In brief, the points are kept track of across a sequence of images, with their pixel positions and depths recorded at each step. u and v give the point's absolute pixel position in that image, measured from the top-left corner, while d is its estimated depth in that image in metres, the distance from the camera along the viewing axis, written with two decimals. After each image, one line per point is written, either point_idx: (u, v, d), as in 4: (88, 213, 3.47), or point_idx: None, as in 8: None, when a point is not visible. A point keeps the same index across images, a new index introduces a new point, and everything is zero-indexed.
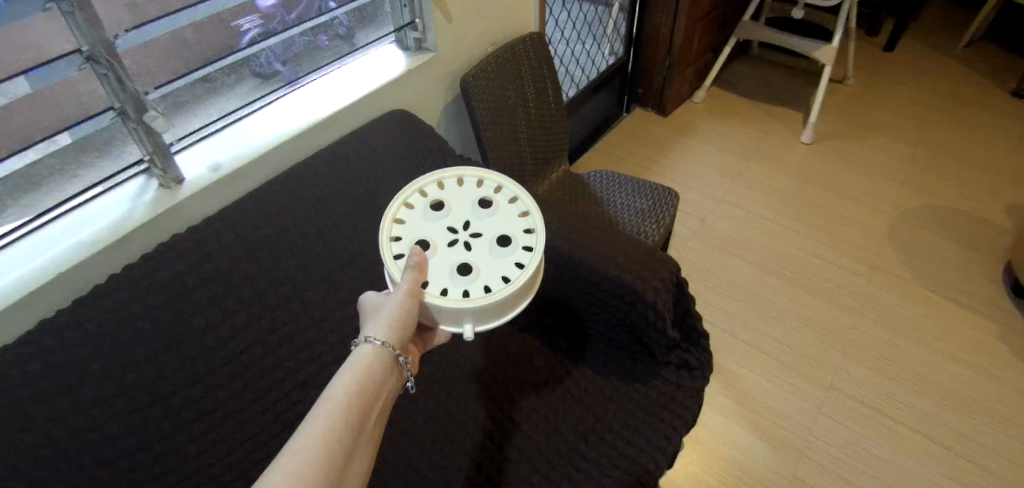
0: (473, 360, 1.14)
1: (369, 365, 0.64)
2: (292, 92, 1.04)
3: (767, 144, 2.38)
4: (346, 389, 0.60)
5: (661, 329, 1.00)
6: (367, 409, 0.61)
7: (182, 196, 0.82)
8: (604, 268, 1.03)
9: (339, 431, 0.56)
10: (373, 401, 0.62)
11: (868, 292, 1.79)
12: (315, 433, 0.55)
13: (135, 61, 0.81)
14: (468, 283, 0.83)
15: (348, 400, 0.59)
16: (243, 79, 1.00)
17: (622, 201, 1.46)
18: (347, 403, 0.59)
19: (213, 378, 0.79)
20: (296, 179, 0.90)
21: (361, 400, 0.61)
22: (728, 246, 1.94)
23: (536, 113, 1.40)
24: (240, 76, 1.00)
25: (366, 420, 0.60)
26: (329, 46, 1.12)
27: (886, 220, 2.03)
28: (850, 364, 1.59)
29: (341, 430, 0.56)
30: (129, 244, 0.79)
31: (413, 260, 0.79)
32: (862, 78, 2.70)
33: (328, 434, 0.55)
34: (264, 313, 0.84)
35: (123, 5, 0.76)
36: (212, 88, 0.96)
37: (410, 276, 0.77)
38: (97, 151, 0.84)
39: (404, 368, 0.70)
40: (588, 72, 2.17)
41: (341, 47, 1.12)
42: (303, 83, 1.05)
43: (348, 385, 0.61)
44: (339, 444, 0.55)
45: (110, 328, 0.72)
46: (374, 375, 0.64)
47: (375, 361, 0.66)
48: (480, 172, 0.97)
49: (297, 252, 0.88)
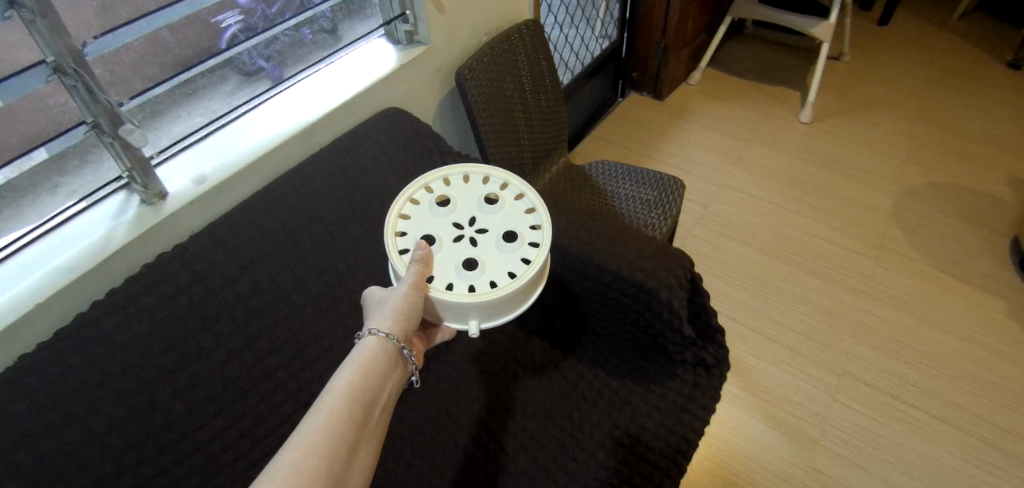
0: (482, 366, 1.08)
1: (372, 358, 0.64)
2: (279, 92, 0.98)
3: (767, 125, 2.33)
4: (351, 383, 0.60)
5: (676, 327, 0.96)
6: (371, 402, 0.60)
7: (166, 213, 0.77)
8: (614, 267, 0.99)
9: (344, 424, 0.56)
10: (378, 395, 0.62)
11: (877, 274, 1.76)
12: (320, 426, 0.55)
13: (106, 70, 0.74)
14: (474, 278, 0.80)
15: (351, 394, 0.59)
16: (226, 78, 0.96)
17: (626, 193, 1.41)
18: (351, 396, 0.59)
19: (210, 406, 0.74)
20: (288, 189, 0.85)
21: (365, 394, 0.60)
22: (733, 232, 1.90)
23: (533, 105, 1.35)
24: (222, 75, 0.95)
25: (371, 414, 0.60)
26: (313, 40, 1.07)
27: (891, 199, 1.99)
28: (862, 348, 1.56)
29: (345, 423, 0.56)
30: (112, 267, 0.73)
31: (419, 253, 0.77)
32: (859, 53, 2.66)
33: (332, 426, 0.55)
34: (261, 333, 0.79)
35: (93, 8, 0.69)
36: (196, 87, 0.92)
37: (414, 270, 0.75)
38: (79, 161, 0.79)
39: (408, 361, 0.70)
40: (582, 58, 2.11)
41: (325, 41, 1.08)
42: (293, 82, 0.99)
43: (352, 379, 0.61)
44: (343, 438, 0.55)
45: (97, 362, 0.67)
46: (378, 369, 0.64)
47: (378, 355, 0.66)
48: (487, 169, 0.94)
49: (293, 267, 0.82)
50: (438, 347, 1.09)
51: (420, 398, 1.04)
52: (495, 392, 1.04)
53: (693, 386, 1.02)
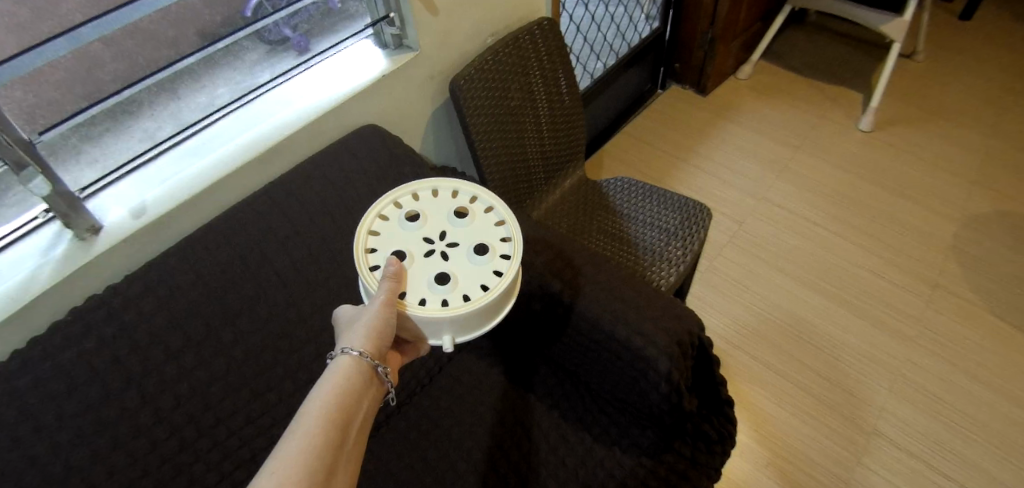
0: (458, 414, 0.97)
1: (347, 378, 0.58)
2: (286, 81, 0.94)
3: (820, 131, 2.08)
4: (325, 405, 0.54)
5: (675, 401, 0.84)
6: (347, 423, 0.55)
7: (96, 251, 0.70)
8: (610, 327, 0.86)
9: (319, 449, 0.50)
10: (355, 414, 0.56)
11: (926, 317, 1.55)
12: (291, 454, 0.49)
13: (30, 92, 0.70)
14: (446, 293, 0.69)
15: (326, 416, 0.53)
16: (252, 48, 0.95)
17: (644, 220, 1.26)
18: (325, 419, 0.53)
19: (135, 470, 0.66)
20: (234, 225, 0.78)
21: (338, 416, 0.54)
22: (768, 257, 1.72)
23: (545, 120, 1.21)
24: (250, 44, 0.95)
25: (348, 434, 0.54)
26: (342, 9, 1.01)
27: (954, 227, 1.75)
28: (898, 404, 1.39)
29: (320, 447, 0.50)
30: (35, 312, 0.67)
31: (391, 269, 0.66)
32: (933, 53, 2.35)
33: (307, 454, 0.49)
34: (195, 391, 0.71)
35: (5, 27, 0.64)
36: (222, 57, 0.92)
37: (385, 285, 0.65)
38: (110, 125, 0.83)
39: (385, 379, 0.63)
40: (617, 47, 1.92)
41: (354, 8, 1.02)
42: (301, 72, 0.95)
43: (325, 400, 0.55)
44: (318, 465, 0.49)
45: (6, 426, 0.61)
46: (353, 389, 0.57)
47: (352, 375, 0.58)
48: (455, 182, 0.81)
49: (234, 319, 0.75)
50: (413, 390, 0.99)
51: (386, 446, 0.94)
52: (471, 436, 0.94)
53: (691, 464, 0.89)
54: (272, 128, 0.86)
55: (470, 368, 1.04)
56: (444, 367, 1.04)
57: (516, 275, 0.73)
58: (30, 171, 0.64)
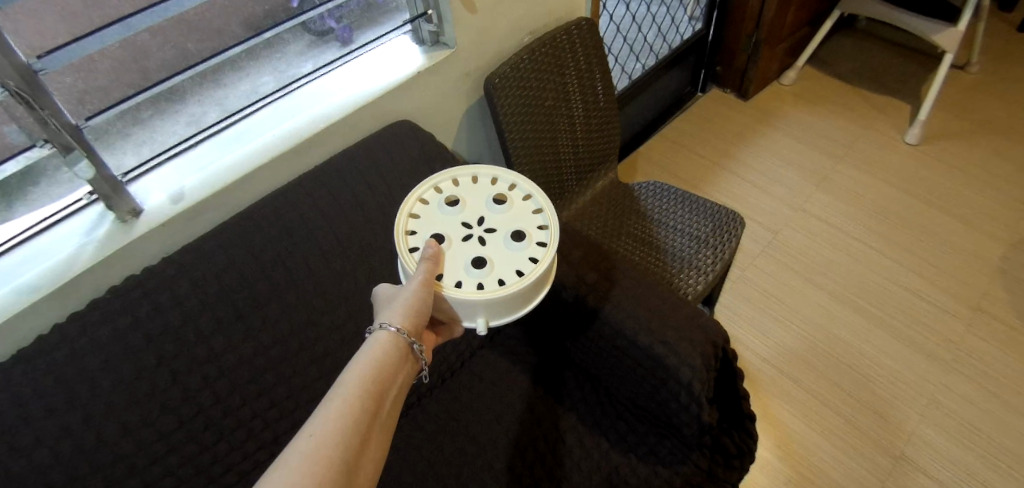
0: (473, 410, 0.98)
1: (385, 350, 0.57)
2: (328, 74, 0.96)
3: (866, 142, 2.00)
4: (364, 372, 0.54)
5: (695, 413, 0.82)
6: (384, 394, 0.54)
7: (135, 234, 0.74)
8: (632, 333, 0.85)
9: (357, 415, 0.50)
10: (391, 385, 0.56)
11: (965, 342, 1.47)
12: (330, 416, 0.49)
13: (79, 78, 0.74)
14: (481, 276, 0.68)
15: (364, 383, 0.53)
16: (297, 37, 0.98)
17: (675, 226, 1.24)
18: (364, 386, 0.53)
19: (163, 444, 0.69)
20: (267, 212, 0.80)
21: (374, 392, 0.53)
22: (802, 268, 1.66)
23: (581, 122, 1.20)
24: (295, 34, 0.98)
25: (383, 404, 0.54)
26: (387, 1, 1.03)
27: (1000, 249, 1.66)
28: (928, 431, 1.33)
29: (357, 413, 0.50)
30: (76, 290, 0.71)
31: (429, 251, 0.66)
32: (990, 65, 2.23)
33: (345, 418, 0.49)
34: (224, 372, 0.74)
35: (57, 16, 0.68)
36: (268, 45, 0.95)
37: (423, 267, 0.64)
38: (162, 107, 0.86)
39: (419, 357, 0.61)
40: (658, 48, 1.88)
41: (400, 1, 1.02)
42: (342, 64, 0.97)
43: (363, 370, 0.54)
44: (355, 430, 0.49)
45: (44, 395, 0.64)
46: (389, 365, 0.56)
47: (388, 350, 0.57)
48: (495, 169, 0.80)
49: (264, 306, 0.77)
50: (432, 384, 1.00)
51: (402, 436, 0.95)
52: (487, 432, 0.95)
53: (706, 475, 0.86)
54: (317, 116, 0.88)
55: (490, 366, 1.04)
56: (466, 362, 1.04)
57: (551, 263, 0.72)
58: (75, 154, 0.69)
